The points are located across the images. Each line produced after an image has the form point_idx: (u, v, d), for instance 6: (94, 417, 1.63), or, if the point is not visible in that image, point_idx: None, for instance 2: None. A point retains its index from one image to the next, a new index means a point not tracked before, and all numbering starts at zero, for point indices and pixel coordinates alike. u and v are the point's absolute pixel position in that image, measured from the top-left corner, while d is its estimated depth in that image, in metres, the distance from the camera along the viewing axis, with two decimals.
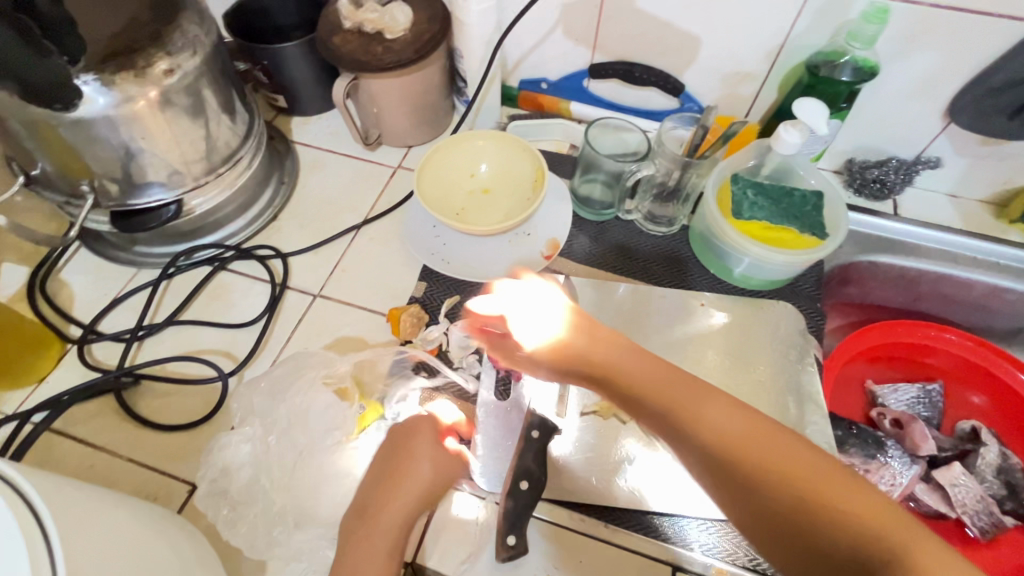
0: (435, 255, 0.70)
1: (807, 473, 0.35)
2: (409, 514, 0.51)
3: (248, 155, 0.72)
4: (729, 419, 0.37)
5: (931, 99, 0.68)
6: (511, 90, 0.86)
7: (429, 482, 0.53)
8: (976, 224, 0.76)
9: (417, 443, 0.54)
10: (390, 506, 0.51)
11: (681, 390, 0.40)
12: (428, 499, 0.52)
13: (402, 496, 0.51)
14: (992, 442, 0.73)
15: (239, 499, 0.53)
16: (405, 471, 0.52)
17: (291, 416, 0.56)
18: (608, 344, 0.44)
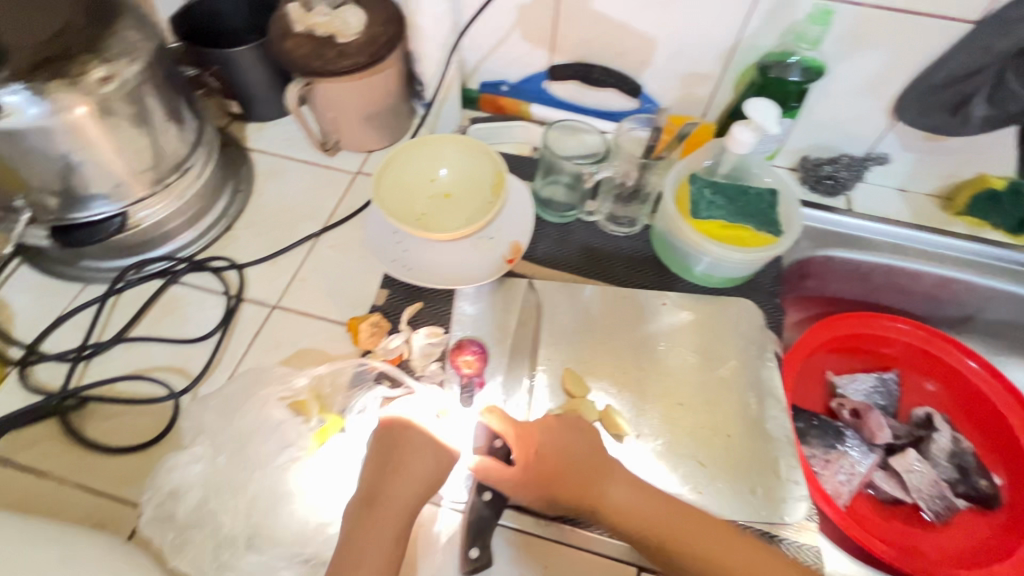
0: (396, 262, 0.68)
1: (699, 541, 0.48)
2: (415, 499, 0.49)
3: (199, 165, 0.70)
4: (644, 501, 0.50)
5: (879, 97, 0.70)
6: (471, 93, 0.85)
7: (433, 465, 0.51)
8: (925, 216, 0.79)
9: (416, 426, 0.52)
10: (394, 493, 0.48)
11: (607, 474, 0.51)
12: (433, 482, 0.50)
13: (407, 480, 0.49)
14: (944, 427, 0.76)
15: (187, 522, 0.52)
16: (408, 454, 0.50)
17: (245, 434, 0.55)
18: (560, 436, 0.53)
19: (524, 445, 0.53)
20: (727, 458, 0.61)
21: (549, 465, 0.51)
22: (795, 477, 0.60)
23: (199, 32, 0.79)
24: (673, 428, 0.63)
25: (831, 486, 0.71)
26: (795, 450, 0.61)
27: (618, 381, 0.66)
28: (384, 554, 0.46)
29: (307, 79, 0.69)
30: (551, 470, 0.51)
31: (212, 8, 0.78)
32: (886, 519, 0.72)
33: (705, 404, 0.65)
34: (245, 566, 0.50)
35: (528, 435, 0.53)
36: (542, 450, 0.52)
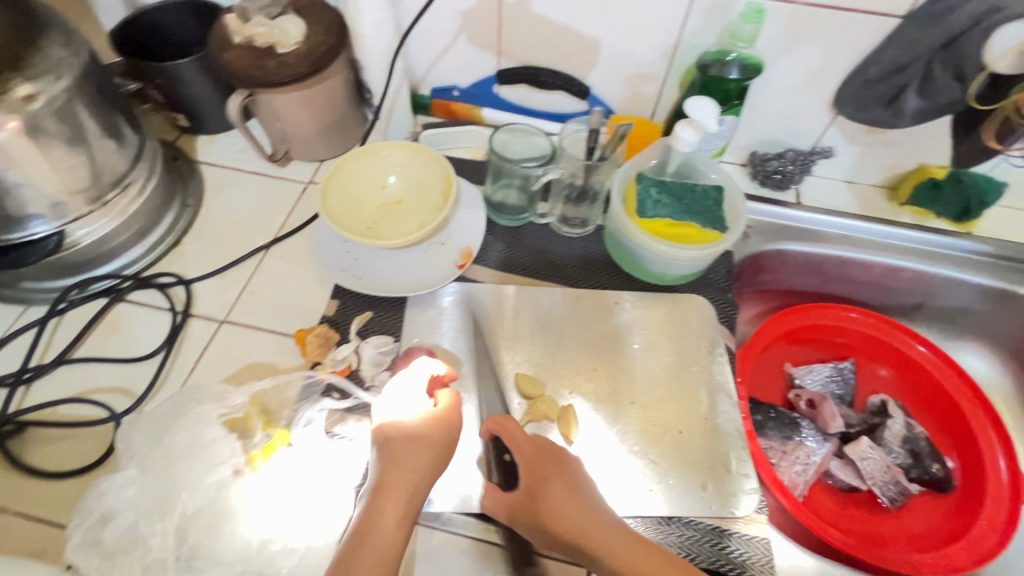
0: (346, 272, 0.68)
1: None
2: (422, 476, 0.50)
3: (139, 180, 0.69)
4: (644, 558, 0.46)
5: (819, 92, 0.71)
6: (423, 99, 0.85)
7: (435, 443, 0.52)
8: (871, 207, 0.80)
9: (413, 406, 0.54)
10: (400, 473, 0.49)
11: (607, 521, 0.49)
12: (439, 458, 0.52)
13: (412, 460, 0.50)
14: (897, 413, 0.77)
15: (116, 548, 0.50)
16: (408, 435, 0.51)
17: (181, 453, 0.54)
18: (563, 464, 0.53)
19: (530, 468, 0.53)
20: (679, 454, 0.62)
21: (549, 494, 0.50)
22: (745, 470, 0.61)
23: (141, 45, 0.78)
24: (626, 427, 0.63)
25: (788, 477, 0.72)
26: (745, 443, 0.63)
27: (572, 383, 0.66)
28: (394, 533, 0.47)
29: (249, 90, 0.69)
30: (553, 499, 0.50)
31: (153, 20, 0.77)
32: (844, 508, 0.73)
33: (657, 401, 0.65)
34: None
35: (534, 460, 0.53)
36: (542, 477, 0.52)
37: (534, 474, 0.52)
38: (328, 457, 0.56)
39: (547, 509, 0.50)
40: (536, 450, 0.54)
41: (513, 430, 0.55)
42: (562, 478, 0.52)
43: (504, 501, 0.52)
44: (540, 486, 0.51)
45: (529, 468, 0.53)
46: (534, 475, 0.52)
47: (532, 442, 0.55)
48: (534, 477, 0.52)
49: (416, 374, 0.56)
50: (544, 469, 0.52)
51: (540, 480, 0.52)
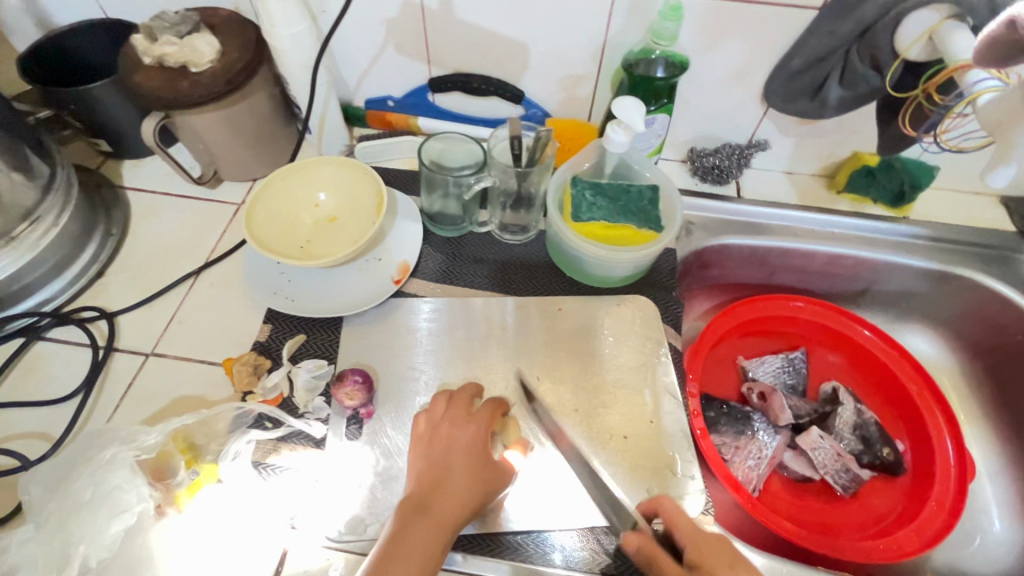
0: (278, 294, 0.66)
1: None
2: (469, 498, 0.51)
3: (52, 215, 0.64)
4: None
5: (748, 85, 0.71)
6: (358, 111, 0.83)
7: (488, 468, 0.54)
8: (810, 197, 0.81)
9: (472, 429, 0.56)
10: (453, 490, 0.51)
11: None
12: (487, 481, 0.53)
13: (463, 479, 0.52)
14: (848, 400, 0.77)
15: None
16: (463, 455, 0.53)
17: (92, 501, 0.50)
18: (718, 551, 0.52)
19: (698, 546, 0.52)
20: (623, 459, 0.61)
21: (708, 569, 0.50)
22: (692, 472, 0.61)
23: (51, 68, 0.74)
24: (571, 436, 0.62)
25: (741, 473, 0.71)
26: (691, 444, 0.62)
27: (516, 394, 0.64)
28: (432, 550, 0.47)
29: (165, 112, 0.66)
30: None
31: (65, 42, 0.73)
32: (798, 498, 0.73)
33: (604, 410, 0.64)
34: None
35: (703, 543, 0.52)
36: (714, 555, 0.51)
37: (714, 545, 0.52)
38: (258, 489, 0.54)
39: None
40: (714, 541, 0.52)
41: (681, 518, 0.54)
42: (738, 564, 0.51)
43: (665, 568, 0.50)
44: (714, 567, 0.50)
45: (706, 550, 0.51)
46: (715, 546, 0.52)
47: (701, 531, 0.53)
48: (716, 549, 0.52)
49: (481, 405, 0.59)
50: (706, 546, 0.52)
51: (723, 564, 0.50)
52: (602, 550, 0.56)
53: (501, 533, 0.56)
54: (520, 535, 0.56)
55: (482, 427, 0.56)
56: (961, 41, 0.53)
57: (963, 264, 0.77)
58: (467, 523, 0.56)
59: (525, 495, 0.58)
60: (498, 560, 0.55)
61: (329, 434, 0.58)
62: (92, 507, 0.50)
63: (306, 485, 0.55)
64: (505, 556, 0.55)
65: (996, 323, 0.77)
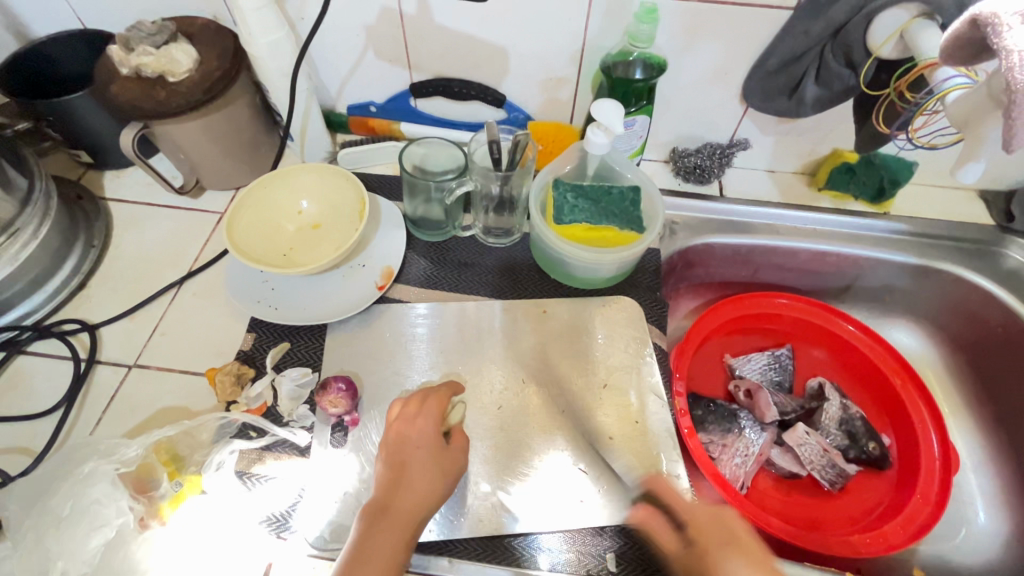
0: (261, 303, 0.65)
1: None
2: (428, 494, 0.51)
3: (32, 226, 0.64)
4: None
5: (726, 85, 0.71)
6: (340, 117, 0.83)
7: (442, 462, 0.53)
8: (792, 195, 0.81)
9: (423, 425, 0.55)
10: (410, 490, 0.50)
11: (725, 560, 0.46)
12: (443, 476, 0.52)
13: (419, 479, 0.51)
14: (833, 396, 0.78)
15: None
16: (418, 451, 0.53)
17: (72, 516, 0.50)
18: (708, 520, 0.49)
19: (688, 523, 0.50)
20: (609, 460, 0.61)
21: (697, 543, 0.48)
22: (677, 471, 0.61)
23: (29, 79, 0.74)
24: (557, 438, 0.62)
25: (729, 470, 0.72)
26: (676, 443, 0.63)
27: (501, 398, 0.65)
28: (395, 551, 0.47)
29: (143, 122, 0.65)
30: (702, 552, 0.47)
31: (42, 53, 0.73)
32: (786, 494, 0.74)
33: (588, 411, 0.64)
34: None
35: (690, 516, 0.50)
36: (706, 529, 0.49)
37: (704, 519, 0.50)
38: (242, 499, 0.54)
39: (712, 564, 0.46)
40: (708, 509, 0.50)
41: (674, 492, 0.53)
42: (732, 538, 0.47)
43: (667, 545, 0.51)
44: (709, 542, 0.47)
45: (699, 521, 0.49)
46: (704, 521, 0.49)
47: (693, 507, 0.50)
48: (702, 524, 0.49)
49: (430, 397, 0.58)
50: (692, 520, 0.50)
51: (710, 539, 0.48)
52: (590, 552, 0.56)
53: (490, 537, 0.56)
54: (509, 539, 0.56)
55: (432, 421, 0.56)
56: (930, 39, 0.54)
57: (944, 257, 0.78)
58: (456, 528, 0.56)
59: (517, 498, 0.58)
60: (486, 564, 0.55)
61: (313, 442, 0.58)
62: (69, 523, 0.50)
63: (291, 493, 0.55)
64: (493, 560, 0.55)
65: (976, 316, 0.78)
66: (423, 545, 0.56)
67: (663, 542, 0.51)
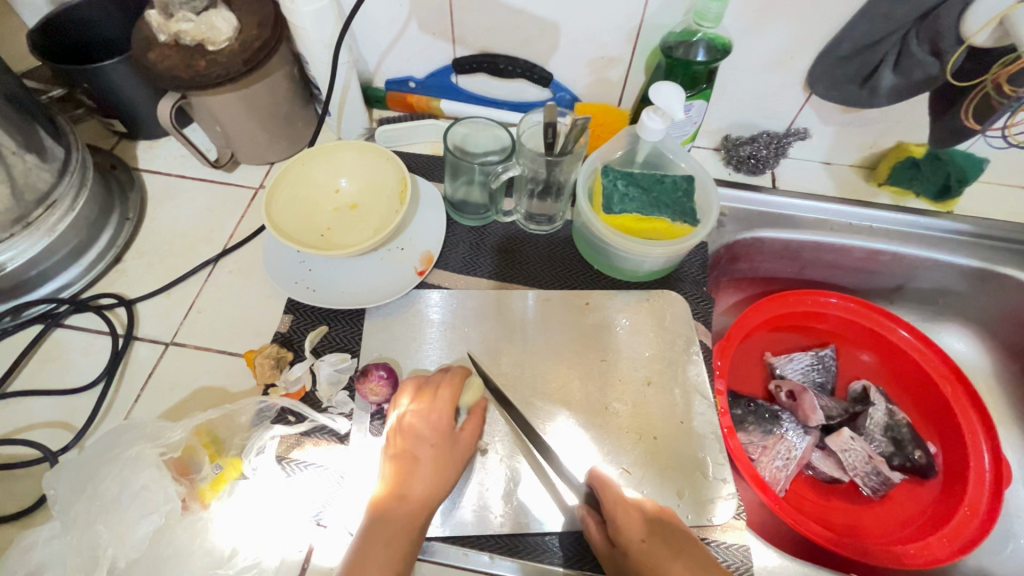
0: (299, 284, 0.64)
1: None
2: (438, 485, 0.51)
3: (70, 195, 0.63)
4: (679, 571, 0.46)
5: (791, 70, 0.67)
6: (378, 92, 0.80)
7: (453, 453, 0.53)
8: (848, 189, 0.77)
9: (436, 420, 0.54)
10: (420, 482, 0.51)
11: (652, 546, 0.48)
12: (451, 468, 0.53)
13: (429, 471, 0.52)
14: (879, 400, 0.75)
15: None
16: (431, 446, 0.53)
17: (110, 500, 0.49)
18: (636, 516, 0.51)
19: (614, 525, 0.51)
20: (653, 460, 0.59)
21: (624, 549, 0.49)
22: (723, 475, 0.59)
23: (65, 44, 0.71)
24: (598, 435, 0.61)
25: (769, 473, 0.70)
26: (722, 446, 0.60)
27: (542, 391, 0.63)
28: (408, 531, 0.48)
29: (182, 93, 0.64)
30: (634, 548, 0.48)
31: (76, 14, 0.70)
32: (826, 499, 0.72)
33: (631, 408, 0.62)
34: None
35: (619, 515, 0.51)
36: (626, 523, 0.50)
37: (634, 512, 0.52)
38: (282, 486, 0.53)
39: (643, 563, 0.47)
40: (630, 511, 0.52)
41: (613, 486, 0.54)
42: (653, 535, 0.50)
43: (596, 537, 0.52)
44: (628, 541, 0.49)
45: (624, 523, 0.51)
46: (636, 513, 0.52)
47: (620, 497, 0.53)
48: (636, 517, 0.51)
49: (443, 386, 0.57)
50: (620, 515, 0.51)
51: (637, 539, 0.49)
52: None
53: (529, 534, 0.55)
54: (545, 536, 0.55)
55: (446, 414, 0.55)
56: None
57: (1007, 263, 0.74)
58: (498, 523, 0.55)
59: (547, 495, 0.57)
60: (527, 562, 0.54)
61: (353, 429, 0.57)
62: (114, 506, 0.49)
63: (332, 482, 0.54)
64: (533, 557, 0.55)
65: None
66: (456, 538, 0.55)
67: (592, 541, 0.52)
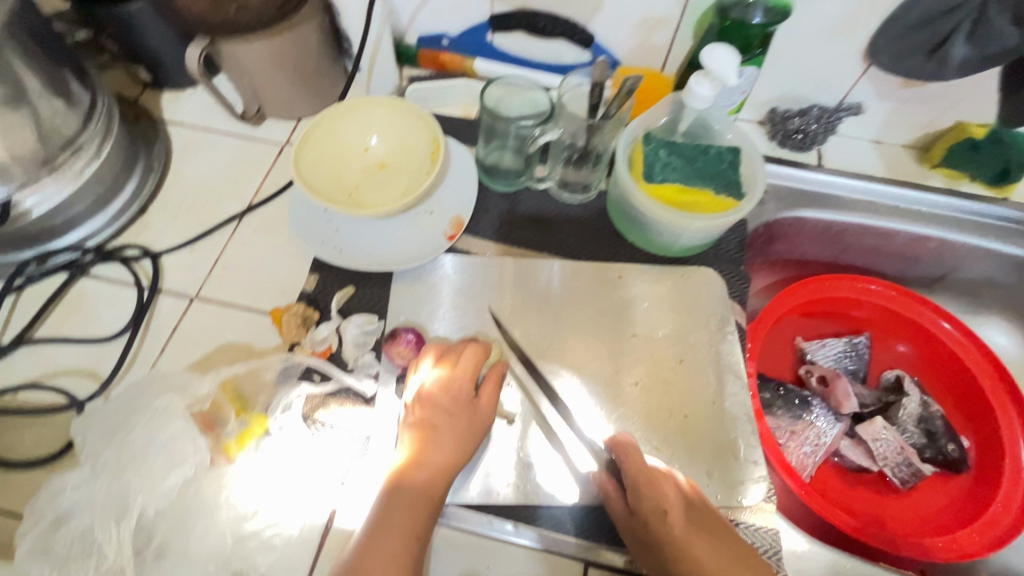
0: (325, 244, 0.62)
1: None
2: (457, 454, 0.50)
3: (95, 142, 0.61)
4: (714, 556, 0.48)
5: (852, 39, 0.63)
6: (409, 50, 0.76)
7: (473, 423, 0.52)
8: (900, 170, 0.74)
9: (456, 389, 0.52)
10: (439, 451, 0.50)
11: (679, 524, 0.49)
12: (470, 437, 0.51)
13: (448, 440, 0.50)
14: (914, 391, 0.73)
15: (72, 551, 0.46)
16: (450, 415, 0.51)
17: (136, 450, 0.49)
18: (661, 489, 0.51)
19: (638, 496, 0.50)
20: (683, 439, 0.58)
21: (650, 523, 0.50)
22: (754, 457, 0.57)
23: None
24: (627, 412, 0.59)
25: (796, 458, 0.69)
26: (755, 428, 0.59)
27: (571, 364, 0.61)
28: (427, 498, 0.47)
29: (211, 38, 0.61)
30: (662, 524, 0.49)
31: None
32: (852, 488, 0.70)
33: (663, 385, 0.61)
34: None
35: (642, 486, 0.50)
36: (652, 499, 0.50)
37: (659, 484, 0.51)
38: (307, 445, 0.52)
39: (672, 540, 0.49)
40: (656, 483, 0.51)
41: (635, 452, 0.53)
42: (677, 509, 0.50)
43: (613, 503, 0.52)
44: (654, 515, 0.49)
45: (648, 497, 0.50)
46: (660, 486, 0.51)
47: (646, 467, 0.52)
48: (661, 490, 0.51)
49: (465, 354, 0.55)
50: (645, 487, 0.51)
51: (661, 512, 0.50)
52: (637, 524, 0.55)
53: (554, 506, 0.54)
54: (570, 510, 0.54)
55: (467, 382, 0.53)
56: None
57: None
58: (523, 494, 0.54)
59: (569, 466, 0.56)
60: (552, 535, 0.53)
61: (379, 391, 0.56)
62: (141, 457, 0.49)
63: (356, 445, 0.53)
64: (558, 530, 0.53)
65: None
66: (482, 505, 0.54)
67: (610, 506, 0.52)
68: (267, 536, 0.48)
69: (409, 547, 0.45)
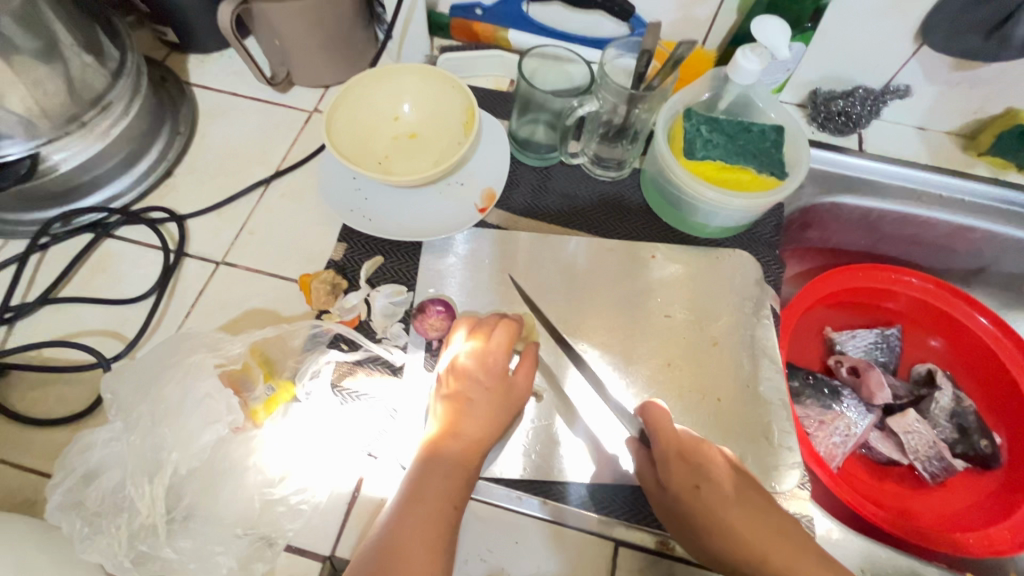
0: (354, 212, 0.61)
1: (772, 549, 0.45)
2: (493, 428, 0.49)
3: (123, 100, 0.59)
4: (752, 528, 0.46)
5: (907, 15, 0.61)
6: (441, 19, 0.74)
7: (509, 398, 0.51)
8: (944, 157, 0.71)
9: (491, 363, 0.51)
10: (473, 423, 0.49)
11: (712, 499, 0.48)
12: (504, 410, 0.50)
13: (483, 413, 0.49)
14: (946, 385, 0.71)
15: (95, 511, 0.45)
16: (485, 390, 0.50)
17: (162, 412, 0.47)
18: (693, 461, 0.49)
19: (669, 469, 0.49)
20: (717, 423, 0.57)
21: (681, 496, 0.48)
22: (789, 443, 0.56)
23: None
24: (659, 393, 0.58)
25: (824, 448, 0.67)
26: (789, 414, 0.57)
27: (601, 343, 0.60)
28: (464, 469, 0.46)
29: None
30: (695, 497, 0.48)
31: None
32: (879, 480, 0.69)
33: (695, 367, 0.59)
34: (174, 556, 0.45)
35: (671, 461, 0.49)
36: (684, 473, 0.49)
37: (690, 456, 0.50)
38: (334, 412, 0.52)
39: (704, 511, 0.47)
40: (686, 456, 0.49)
41: (665, 421, 0.51)
42: (710, 483, 0.48)
43: (645, 475, 0.51)
44: (683, 489, 0.48)
45: (678, 471, 0.49)
46: (691, 458, 0.50)
47: (676, 437, 0.50)
48: (692, 461, 0.50)
49: (499, 328, 0.53)
50: (675, 457, 0.49)
51: (691, 485, 0.48)
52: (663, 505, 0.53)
53: (583, 484, 0.53)
54: (598, 488, 0.53)
55: (502, 356, 0.52)
56: None
57: None
58: (550, 470, 0.54)
59: (597, 444, 0.55)
60: (580, 513, 0.52)
61: (407, 362, 0.55)
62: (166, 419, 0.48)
63: (385, 414, 0.53)
64: (585, 507, 0.52)
65: None
66: (508, 481, 0.53)
67: (642, 479, 0.51)
68: (295, 502, 0.48)
69: (448, 516, 0.44)
